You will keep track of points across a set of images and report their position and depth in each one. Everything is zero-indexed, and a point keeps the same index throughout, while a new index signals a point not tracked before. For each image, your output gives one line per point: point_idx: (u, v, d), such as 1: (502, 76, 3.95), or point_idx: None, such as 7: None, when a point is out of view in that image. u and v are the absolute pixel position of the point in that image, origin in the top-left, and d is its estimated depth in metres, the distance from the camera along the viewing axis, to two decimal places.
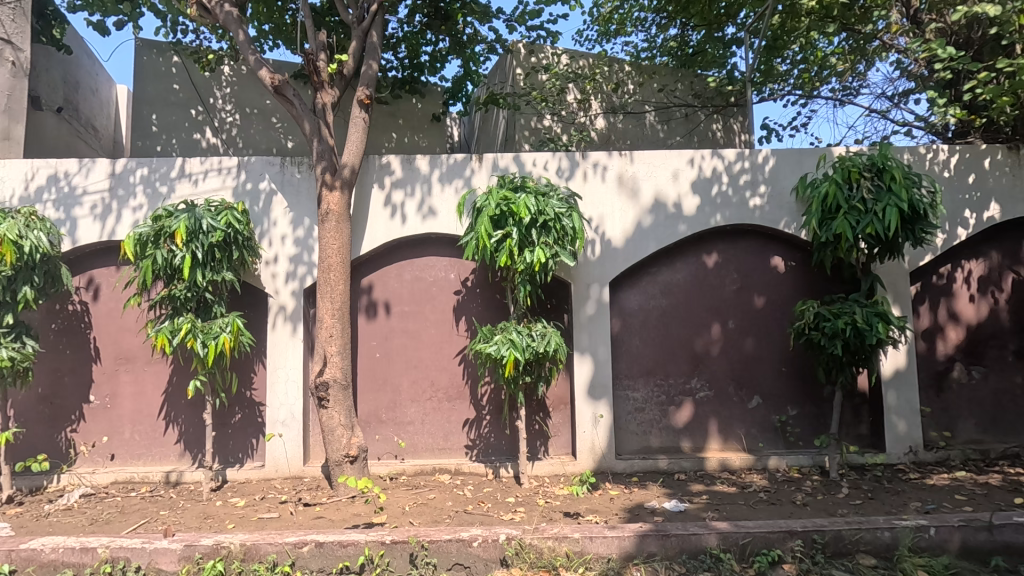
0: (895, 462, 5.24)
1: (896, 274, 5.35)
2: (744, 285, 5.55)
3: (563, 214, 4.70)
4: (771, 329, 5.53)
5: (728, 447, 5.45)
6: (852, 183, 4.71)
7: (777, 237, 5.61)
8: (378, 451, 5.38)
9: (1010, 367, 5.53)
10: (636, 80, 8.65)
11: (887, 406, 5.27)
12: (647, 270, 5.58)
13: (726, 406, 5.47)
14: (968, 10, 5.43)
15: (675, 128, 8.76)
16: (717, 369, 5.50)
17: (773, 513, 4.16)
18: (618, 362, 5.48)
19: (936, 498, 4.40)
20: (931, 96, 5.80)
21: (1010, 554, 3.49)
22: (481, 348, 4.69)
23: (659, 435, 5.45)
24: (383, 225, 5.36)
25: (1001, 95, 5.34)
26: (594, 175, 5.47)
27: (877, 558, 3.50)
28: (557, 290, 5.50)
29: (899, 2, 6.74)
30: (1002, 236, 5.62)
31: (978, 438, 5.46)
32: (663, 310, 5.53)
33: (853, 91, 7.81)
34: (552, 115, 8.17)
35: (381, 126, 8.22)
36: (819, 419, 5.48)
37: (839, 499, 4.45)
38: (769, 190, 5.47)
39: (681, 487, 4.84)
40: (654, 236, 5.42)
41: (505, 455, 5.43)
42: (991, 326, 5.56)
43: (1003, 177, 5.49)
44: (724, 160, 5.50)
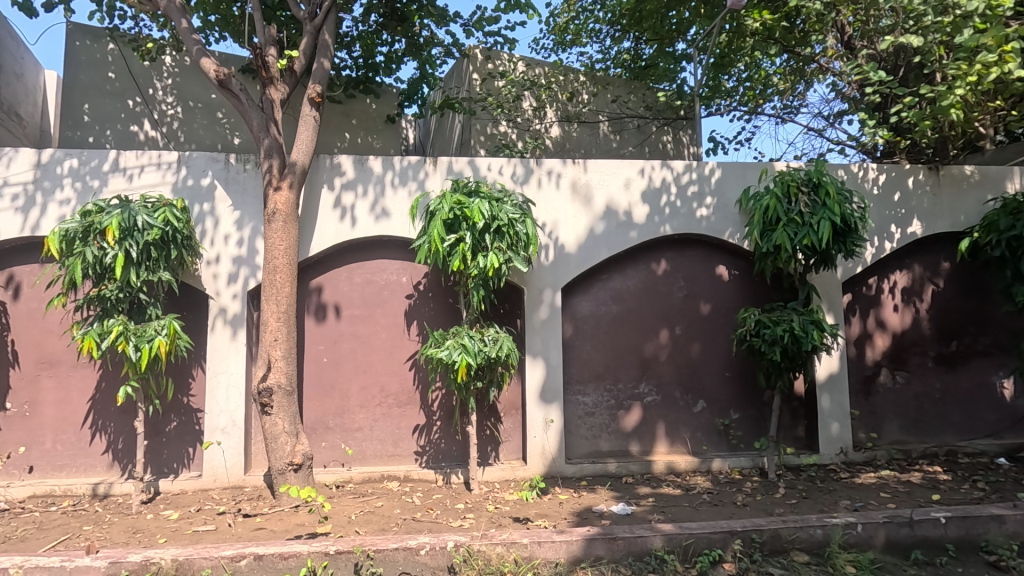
0: (828, 463, 5.51)
1: (830, 284, 5.65)
2: (691, 292, 5.73)
3: (517, 219, 4.70)
4: (716, 335, 5.72)
5: (674, 450, 5.60)
6: (791, 197, 4.96)
7: (722, 247, 5.82)
8: (325, 458, 5.23)
9: (930, 372, 5.92)
10: (591, 90, 8.82)
11: (822, 409, 5.55)
12: (599, 276, 5.67)
13: (672, 410, 5.62)
14: (895, 39, 5.83)
15: (627, 139, 9.01)
16: (665, 374, 5.64)
17: (715, 514, 4.30)
18: (569, 368, 5.53)
19: (864, 496, 4.65)
20: (862, 117, 6.21)
21: (929, 548, 3.72)
22: (432, 353, 4.64)
23: (609, 439, 5.54)
24: (333, 226, 5.23)
25: (923, 119, 5.76)
26: (548, 182, 5.52)
27: (810, 555, 3.65)
28: (510, 295, 5.51)
29: (835, 28, 7.18)
30: (923, 250, 6.04)
31: (902, 439, 5.82)
32: (613, 316, 5.63)
33: (794, 109, 8.25)
34: (507, 122, 8.25)
35: (333, 125, 8.04)
36: (759, 422, 5.71)
37: (776, 499, 4.64)
38: (715, 201, 5.68)
39: (629, 491, 4.93)
40: (606, 243, 5.52)
41: (456, 460, 5.38)
42: (914, 334, 5.94)
43: (925, 196, 5.90)
44: (674, 170, 5.67)
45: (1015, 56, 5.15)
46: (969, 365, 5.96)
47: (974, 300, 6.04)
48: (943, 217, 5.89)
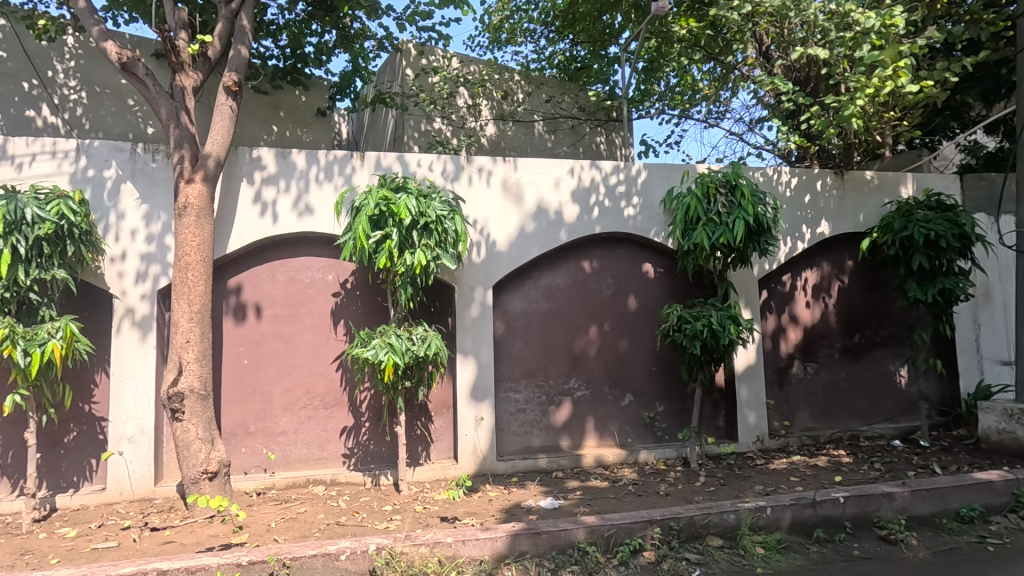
0: (745, 451, 5.81)
1: (748, 281, 5.95)
2: (619, 289, 5.88)
3: (445, 216, 4.65)
4: (643, 330, 5.90)
5: (603, 443, 5.73)
6: (710, 197, 5.21)
7: (648, 246, 6.01)
8: (245, 464, 4.99)
9: (836, 362, 6.36)
10: (525, 89, 8.90)
11: (740, 400, 5.84)
12: (530, 274, 5.72)
13: (602, 404, 5.76)
14: (804, 51, 6.23)
15: (562, 139, 9.21)
16: (595, 369, 5.76)
17: (638, 504, 4.43)
18: (500, 365, 5.54)
19: (776, 480, 4.93)
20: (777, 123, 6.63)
21: (829, 526, 3.98)
22: (358, 353, 4.53)
23: (540, 435, 5.60)
24: (253, 222, 5.00)
25: (829, 126, 6.19)
26: (478, 179, 5.51)
27: (723, 539, 3.82)
28: (440, 293, 5.46)
29: (755, 38, 7.53)
30: (831, 248, 6.47)
31: (811, 426, 6.22)
32: (544, 313, 5.69)
33: (719, 115, 8.64)
34: (441, 119, 8.20)
35: (259, 117, 7.67)
36: (683, 414, 5.94)
37: (696, 487, 4.85)
38: (641, 201, 5.86)
39: (557, 485, 5.00)
40: (537, 242, 5.58)
41: (386, 462, 5.28)
42: (823, 328, 6.36)
43: (832, 199, 6.32)
44: (602, 171, 5.80)
45: (906, 72, 5.64)
46: (870, 356, 6.45)
47: (875, 295, 6.54)
48: (847, 219, 6.34)
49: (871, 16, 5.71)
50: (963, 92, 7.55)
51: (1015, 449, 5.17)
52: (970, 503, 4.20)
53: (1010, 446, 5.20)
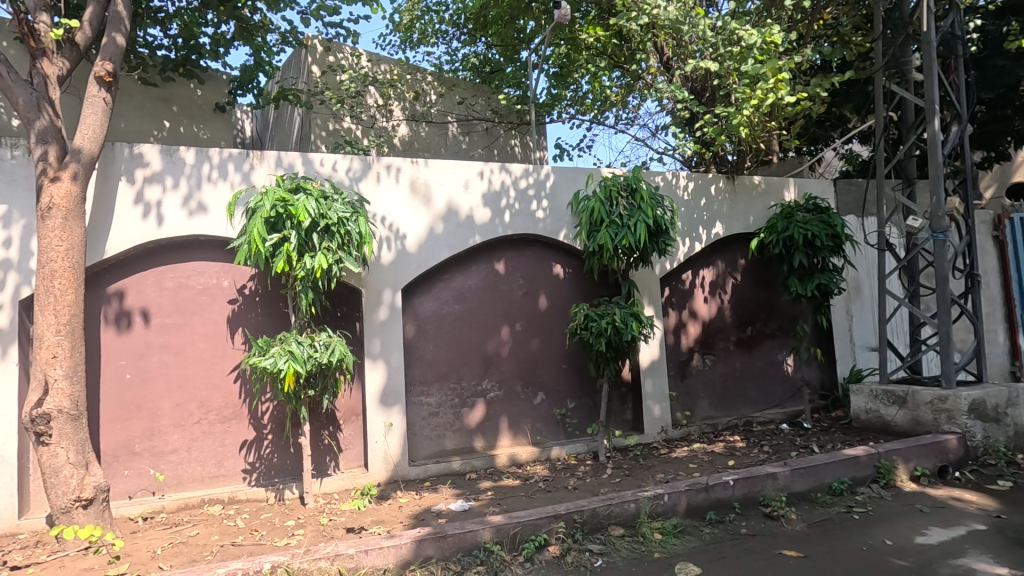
0: (651, 441, 6.09)
1: (650, 279, 6.24)
2: (530, 289, 5.97)
3: (348, 218, 4.51)
4: (553, 330, 6.03)
5: (517, 442, 5.80)
6: (612, 200, 5.43)
7: (558, 247, 6.16)
8: (129, 488, 4.59)
9: (731, 354, 6.82)
10: (438, 90, 8.89)
11: (645, 393, 6.11)
12: (441, 276, 5.67)
13: (514, 404, 5.82)
14: (697, 63, 6.66)
15: (476, 141, 9.25)
16: (507, 369, 5.82)
17: (546, 500, 4.53)
18: (412, 369, 5.46)
19: (676, 468, 5.22)
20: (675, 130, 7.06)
21: (720, 508, 4.26)
22: (255, 362, 4.30)
23: (454, 438, 5.58)
24: (134, 224, 4.61)
25: (721, 133, 6.64)
26: (386, 179, 5.38)
27: (625, 527, 3.99)
28: (347, 297, 5.29)
29: (656, 49, 7.90)
30: (725, 248, 6.94)
31: (710, 415, 6.63)
32: (456, 315, 5.67)
33: (628, 121, 9.01)
34: (351, 118, 8.02)
35: (148, 111, 7.07)
36: (592, 409, 6.14)
37: (603, 479, 5.03)
38: (550, 204, 6.00)
39: (469, 487, 5.00)
40: (447, 243, 5.55)
41: (291, 475, 5.05)
42: (719, 322, 6.80)
43: (725, 202, 6.78)
44: (512, 173, 5.87)
45: (785, 85, 6.17)
46: (761, 347, 6.97)
47: (764, 291, 7.07)
48: (738, 220, 6.83)
49: (755, 33, 6.19)
50: (839, 105, 8.44)
51: (879, 426, 5.78)
52: (840, 477, 4.64)
53: (876, 424, 5.80)
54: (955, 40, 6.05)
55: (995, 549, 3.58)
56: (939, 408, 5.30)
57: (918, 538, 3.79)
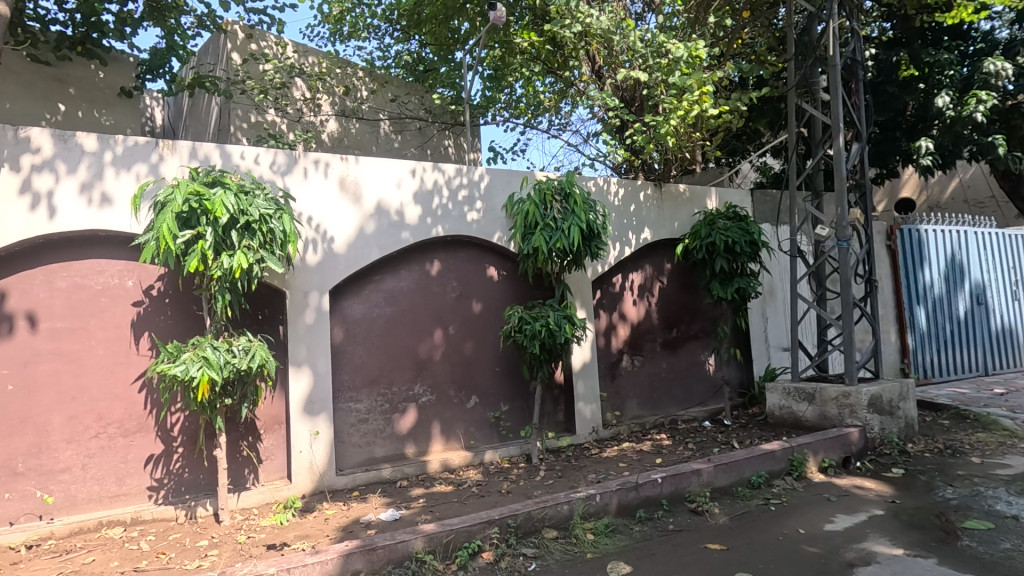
0: (582, 442, 6.17)
1: (582, 282, 6.34)
2: (463, 292, 5.89)
3: (271, 215, 4.24)
4: (487, 333, 5.98)
5: (449, 447, 5.70)
6: (546, 204, 5.47)
7: (492, 249, 6.12)
8: (11, 513, 4.07)
9: (658, 355, 7.06)
10: (369, 87, 8.68)
11: (577, 394, 6.19)
12: (371, 278, 5.47)
13: (447, 408, 5.72)
14: (628, 73, 6.86)
15: (409, 140, 9.03)
16: (440, 373, 5.71)
17: (480, 505, 4.48)
18: (340, 374, 5.23)
19: (607, 467, 5.32)
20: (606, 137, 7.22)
21: (649, 505, 4.38)
22: (164, 369, 3.95)
23: (384, 444, 5.40)
24: (20, 216, 4.12)
25: (649, 141, 6.88)
26: (313, 175, 5.12)
27: (558, 529, 4.01)
28: (269, 299, 4.97)
29: (588, 57, 8.03)
30: (653, 253, 7.18)
31: (638, 414, 6.83)
32: (387, 318, 5.49)
33: (561, 126, 9.14)
34: (275, 110, 7.62)
35: (40, 91, 6.36)
36: (525, 412, 6.14)
37: (536, 481, 5.04)
38: (483, 206, 5.97)
39: (400, 495, 4.85)
40: (378, 244, 5.38)
41: (204, 490, 4.68)
42: (647, 324, 7.02)
43: (653, 208, 7.02)
44: (445, 174, 5.78)
45: (708, 98, 6.50)
46: (685, 348, 7.27)
47: (689, 294, 7.38)
48: (665, 226, 7.09)
49: (681, 47, 6.49)
50: (754, 120, 9.02)
51: (791, 421, 6.17)
52: (758, 471, 4.90)
53: (788, 419, 6.19)
54: (855, 66, 6.58)
55: (892, 532, 3.90)
56: (843, 403, 5.73)
57: (827, 525, 4.06)
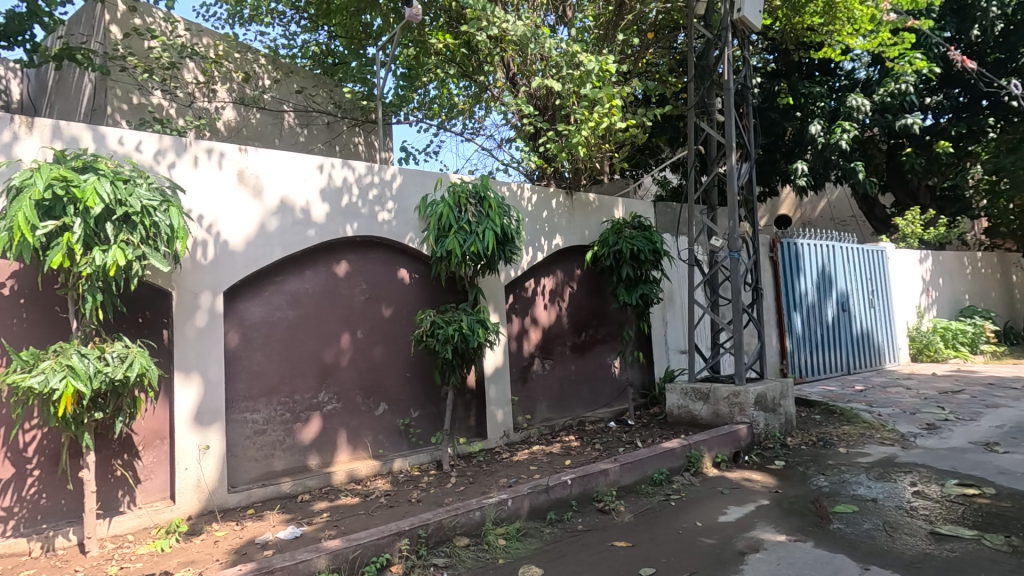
0: (493, 446, 6.16)
1: (495, 286, 6.34)
2: (373, 294, 5.67)
3: (156, 207, 3.81)
4: (397, 337, 5.79)
5: (356, 457, 5.44)
6: (461, 206, 5.42)
7: (403, 251, 5.94)
8: None
9: (567, 358, 7.23)
10: (272, 75, 8.21)
11: (489, 399, 6.18)
12: (272, 278, 5.10)
13: (354, 416, 5.46)
14: (542, 82, 6.99)
15: (316, 135, 8.66)
16: (346, 380, 5.44)
17: (388, 516, 4.31)
18: (234, 383, 4.82)
19: (518, 471, 5.35)
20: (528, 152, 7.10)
21: (559, 507, 4.46)
22: (17, 381, 3.42)
23: (283, 457, 5.05)
24: None
25: (561, 150, 7.05)
26: (205, 165, 4.68)
27: (469, 536, 3.97)
28: (152, 300, 4.48)
29: (503, 64, 8.11)
30: (564, 258, 7.35)
31: (548, 417, 6.95)
32: (289, 322, 5.14)
33: (475, 130, 9.12)
34: (163, 92, 6.94)
35: None
36: (436, 417, 6.02)
37: (447, 488, 4.95)
38: (395, 206, 5.79)
39: (301, 510, 4.55)
40: (280, 242, 5.03)
41: (68, 518, 4.11)
42: (557, 328, 7.17)
43: (564, 215, 7.20)
44: (355, 171, 5.55)
45: (617, 111, 6.80)
46: (593, 351, 7.51)
47: (597, 299, 7.63)
48: (575, 233, 7.30)
49: (593, 60, 6.77)
50: (657, 136, 9.66)
51: (688, 420, 6.57)
52: (660, 468, 5.16)
53: (686, 418, 6.59)
54: (746, 91, 7.15)
55: (776, 519, 4.25)
56: (733, 402, 6.18)
57: (721, 516, 4.35)
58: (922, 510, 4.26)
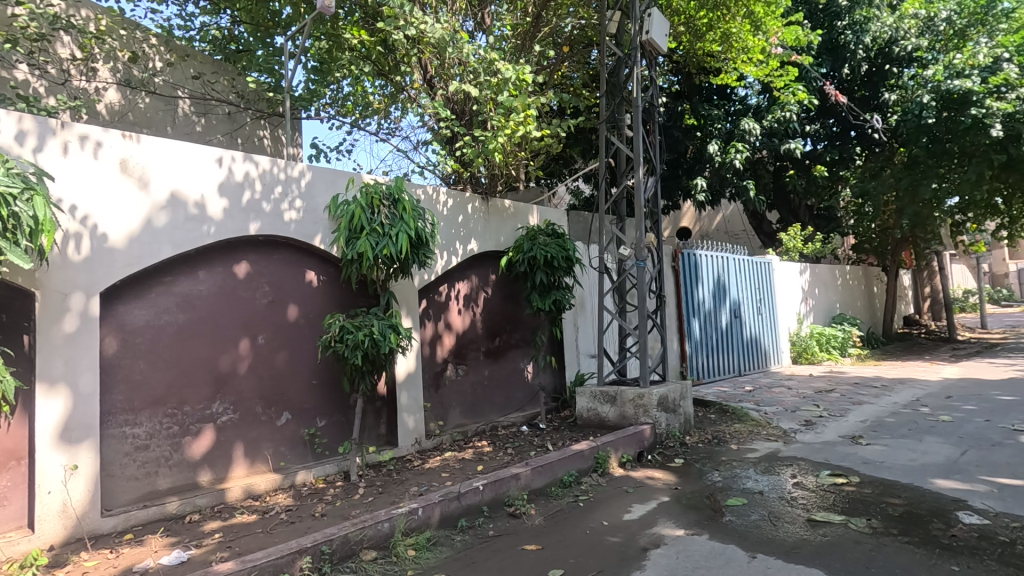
0: (404, 454, 6.01)
1: (408, 291, 6.21)
2: (276, 298, 5.35)
3: (17, 196, 3.36)
4: (302, 343, 5.49)
5: (254, 471, 5.08)
6: (374, 208, 5.25)
7: (311, 252, 5.66)
8: None
9: (481, 363, 7.23)
10: (165, 57, 7.58)
11: (400, 406, 6.02)
12: (160, 279, 4.66)
13: (252, 427, 5.10)
14: (459, 86, 6.97)
15: (214, 125, 8.06)
16: (244, 389, 5.08)
17: (289, 533, 4.07)
18: (111, 394, 4.34)
19: (429, 479, 5.26)
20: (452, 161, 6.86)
21: (471, 514, 4.43)
22: None
23: (169, 475, 4.60)
24: None
25: (478, 155, 7.04)
26: (81, 152, 4.20)
27: (377, 550, 3.84)
28: (9, 301, 3.92)
29: (420, 65, 8.02)
30: (479, 263, 7.36)
31: (461, 423, 6.89)
32: (179, 326, 4.72)
33: (390, 130, 8.92)
34: (30, 66, 6.17)
35: None
36: (344, 426, 5.76)
37: (355, 500, 4.76)
38: (302, 205, 5.51)
39: (188, 532, 4.18)
40: (170, 239, 4.61)
41: None
42: (471, 333, 7.16)
43: (480, 220, 7.21)
44: (259, 166, 5.22)
45: (532, 120, 6.91)
46: (506, 356, 7.56)
47: (511, 305, 7.70)
48: (490, 239, 7.33)
49: (510, 69, 6.81)
50: (570, 147, 10.03)
51: (596, 422, 6.80)
52: (569, 470, 5.29)
53: (594, 420, 6.81)
54: (652, 109, 7.55)
55: (675, 515, 4.50)
56: (638, 404, 6.47)
57: (625, 515, 4.53)
58: (800, 500, 4.69)
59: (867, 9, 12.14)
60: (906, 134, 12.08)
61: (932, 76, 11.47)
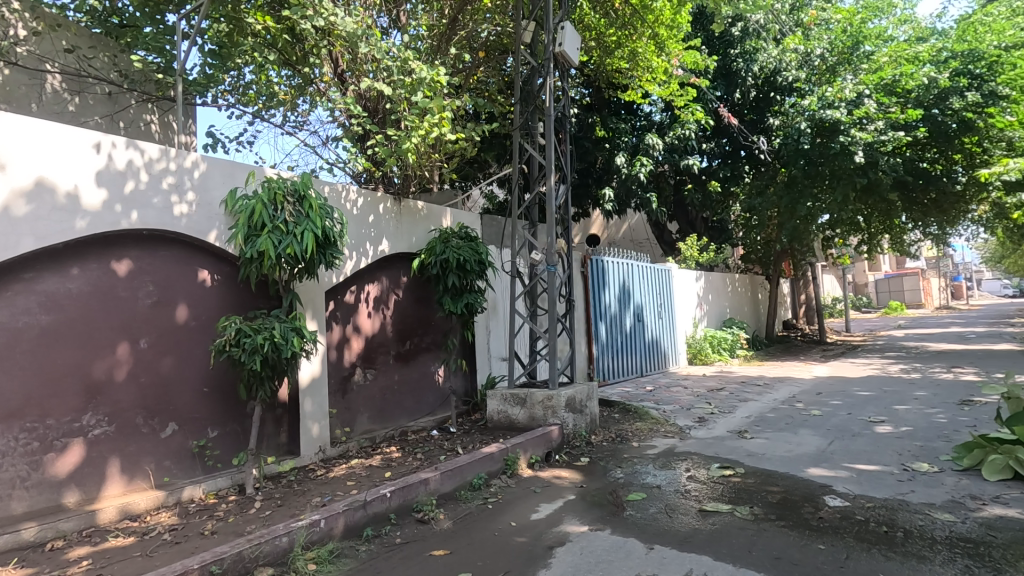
0: (306, 463, 5.72)
1: (314, 292, 5.94)
2: (162, 298, 4.90)
3: None
4: (192, 347, 5.07)
5: (132, 488, 4.61)
6: (277, 204, 4.96)
7: (205, 249, 5.25)
8: None
9: (390, 367, 7.06)
10: (31, 26, 6.76)
11: (302, 413, 5.73)
12: (19, 275, 4.10)
13: (131, 441, 4.63)
14: (372, 83, 6.77)
15: (90, 105, 7.31)
16: (122, 398, 4.59)
17: (174, 554, 3.74)
18: None
19: (333, 488, 5.05)
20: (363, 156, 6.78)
21: (377, 522, 4.31)
22: None
23: (26, 497, 4.06)
24: None
25: (390, 155, 6.88)
26: None
27: (274, 566, 3.62)
28: None
29: (331, 58, 7.73)
30: (390, 265, 7.19)
31: (368, 429, 6.68)
32: (42, 329, 4.18)
33: (297, 124, 8.51)
34: None
35: None
36: (239, 436, 5.38)
37: (250, 515, 4.46)
38: (195, 198, 5.10)
39: (49, 562, 3.71)
40: (33, 231, 4.08)
41: None
42: (381, 336, 6.97)
43: (391, 221, 7.05)
44: (144, 154, 4.77)
45: (447, 123, 6.84)
46: (417, 359, 7.44)
47: (423, 308, 7.59)
48: (402, 241, 7.19)
49: (424, 69, 6.71)
50: (485, 151, 10.10)
51: (506, 424, 6.87)
52: (479, 473, 5.29)
53: (504, 423, 6.88)
54: (564, 119, 7.80)
55: (580, 512, 4.65)
56: (547, 405, 6.63)
57: (533, 514, 4.61)
58: (693, 492, 5.03)
59: (755, 41, 13.42)
60: (786, 157, 13.41)
61: (807, 106, 12.52)
